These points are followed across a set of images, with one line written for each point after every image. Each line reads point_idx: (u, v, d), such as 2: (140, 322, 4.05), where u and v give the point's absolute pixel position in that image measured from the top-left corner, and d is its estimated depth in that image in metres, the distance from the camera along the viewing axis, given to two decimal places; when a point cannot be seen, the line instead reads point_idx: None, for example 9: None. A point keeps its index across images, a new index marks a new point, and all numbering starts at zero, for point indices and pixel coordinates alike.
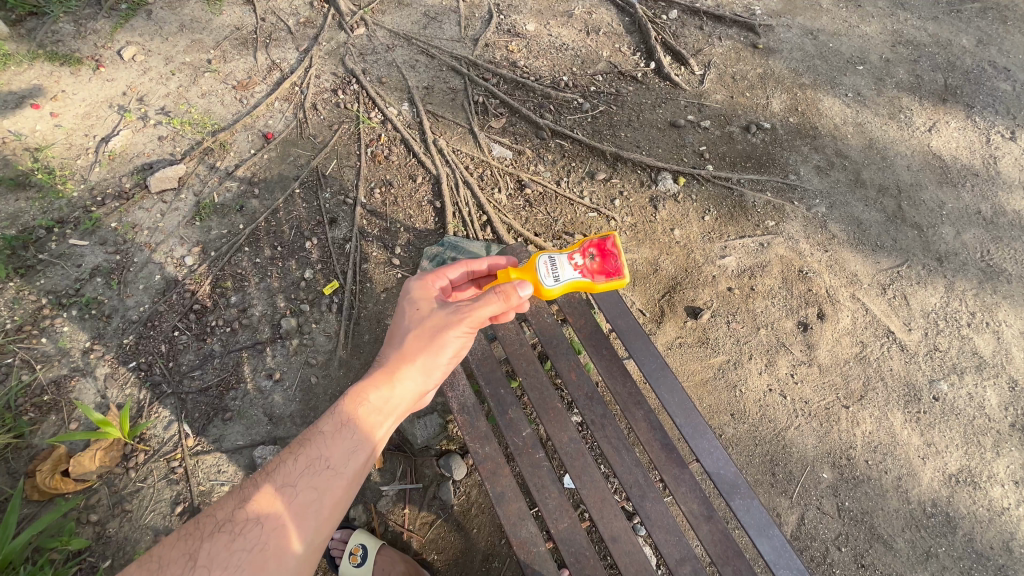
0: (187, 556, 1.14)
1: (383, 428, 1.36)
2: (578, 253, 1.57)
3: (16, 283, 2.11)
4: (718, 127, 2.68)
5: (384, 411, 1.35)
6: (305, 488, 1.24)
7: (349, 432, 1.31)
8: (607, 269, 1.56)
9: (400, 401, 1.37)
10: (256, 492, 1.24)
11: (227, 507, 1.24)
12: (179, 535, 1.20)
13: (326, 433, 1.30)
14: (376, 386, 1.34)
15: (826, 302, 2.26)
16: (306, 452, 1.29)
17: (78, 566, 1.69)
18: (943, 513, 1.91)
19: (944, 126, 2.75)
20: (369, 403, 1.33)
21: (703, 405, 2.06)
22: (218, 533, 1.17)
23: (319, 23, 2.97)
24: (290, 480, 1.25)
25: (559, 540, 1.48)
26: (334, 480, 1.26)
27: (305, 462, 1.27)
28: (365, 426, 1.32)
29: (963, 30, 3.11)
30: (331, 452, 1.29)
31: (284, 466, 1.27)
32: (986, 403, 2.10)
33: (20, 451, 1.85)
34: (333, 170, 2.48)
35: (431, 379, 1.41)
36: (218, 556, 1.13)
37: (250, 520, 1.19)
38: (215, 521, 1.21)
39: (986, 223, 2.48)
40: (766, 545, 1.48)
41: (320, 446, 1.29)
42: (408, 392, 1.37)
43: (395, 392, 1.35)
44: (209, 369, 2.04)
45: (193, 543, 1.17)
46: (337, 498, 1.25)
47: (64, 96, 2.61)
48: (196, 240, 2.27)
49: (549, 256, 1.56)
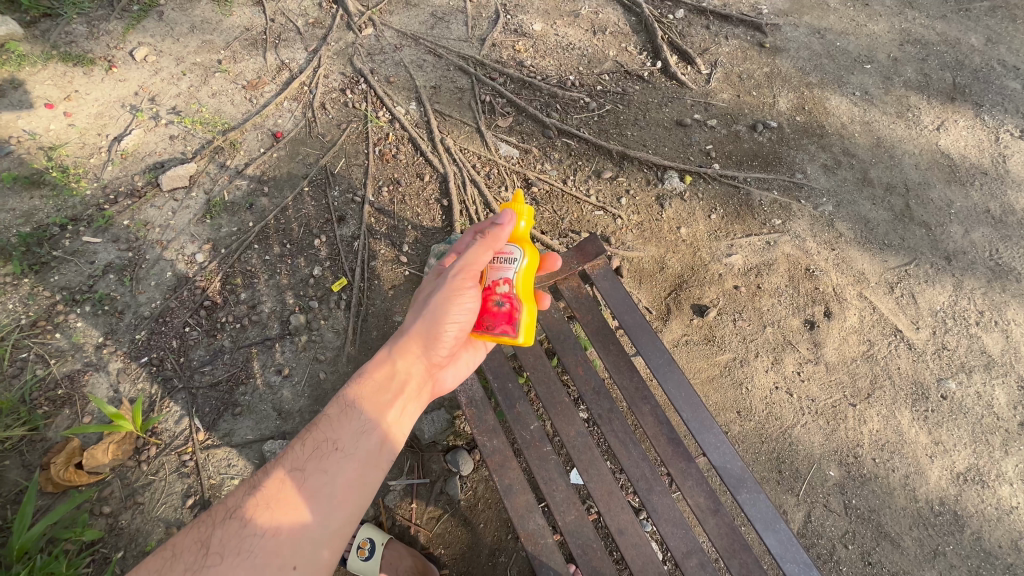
0: (199, 544, 1.17)
1: (394, 407, 1.43)
2: (507, 296, 1.51)
3: (32, 279, 2.15)
4: (724, 126, 2.68)
5: (390, 392, 1.43)
6: (316, 472, 1.29)
7: (355, 414, 1.38)
8: (480, 314, 1.53)
9: (407, 378, 1.47)
10: (265, 479, 1.28)
11: (237, 495, 1.27)
12: (190, 525, 1.23)
13: (332, 417, 1.38)
14: (382, 365, 1.46)
15: (833, 301, 2.26)
16: (314, 437, 1.35)
17: (91, 557, 1.71)
18: (950, 512, 1.90)
19: (953, 124, 2.74)
20: (373, 385, 1.43)
21: (710, 403, 2.07)
22: (228, 520, 1.20)
23: (329, 23, 3.00)
24: (299, 465, 1.30)
25: (566, 533, 1.50)
26: (343, 461, 1.32)
27: (313, 446, 1.33)
28: (373, 405, 1.40)
29: (971, 28, 3.10)
30: (339, 433, 1.35)
31: (292, 453, 1.33)
32: (994, 401, 2.09)
33: (35, 444, 1.87)
34: (342, 168, 2.51)
35: (436, 354, 1.50)
36: (231, 543, 1.16)
37: (260, 506, 1.23)
38: (225, 509, 1.24)
39: (995, 222, 2.47)
40: (772, 539, 1.49)
41: (327, 429, 1.36)
42: (413, 367, 1.48)
43: (399, 369, 1.46)
44: (220, 364, 2.06)
45: (204, 531, 1.19)
46: (350, 480, 1.31)
47: (78, 96, 2.65)
48: (206, 237, 2.30)
49: (516, 264, 1.52)
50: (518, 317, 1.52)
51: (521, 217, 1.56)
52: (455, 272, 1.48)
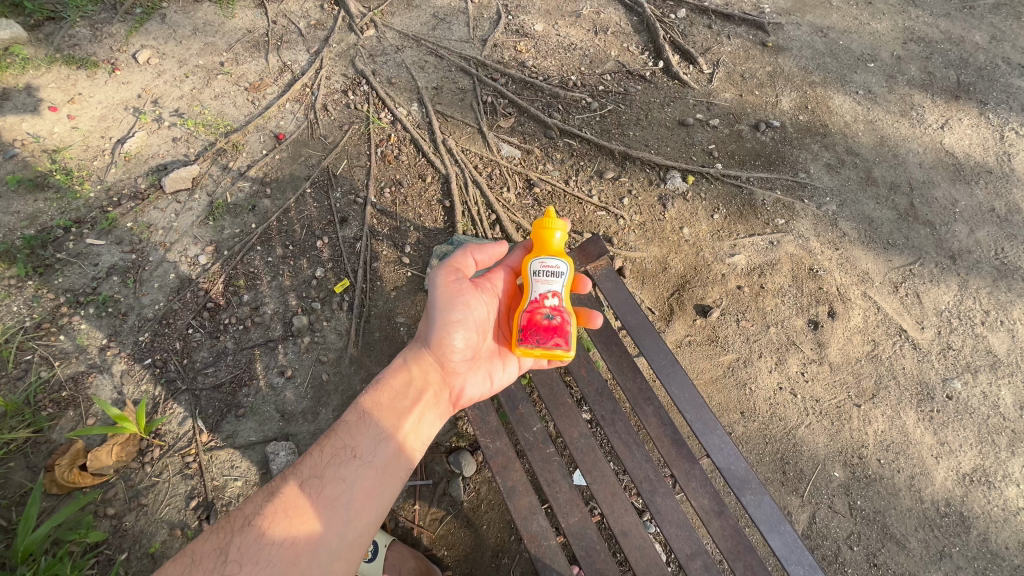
0: (218, 551, 1.18)
1: (411, 415, 1.44)
2: (556, 309, 1.46)
3: (36, 281, 2.16)
4: (727, 125, 2.67)
5: (406, 400, 1.44)
6: (333, 480, 1.29)
7: (372, 422, 1.39)
8: (527, 329, 1.44)
9: (422, 383, 1.48)
10: (282, 487, 1.29)
11: (255, 501, 1.28)
12: (209, 530, 1.24)
13: (350, 424, 1.39)
14: (398, 373, 1.48)
15: (837, 300, 2.25)
16: (332, 443, 1.36)
17: (95, 558, 1.72)
18: (957, 513, 1.89)
19: (957, 123, 2.72)
20: (388, 394, 1.45)
21: (713, 404, 2.06)
22: (246, 527, 1.21)
23: (330, 25, 3.00)
24: (317, 472, 1.31)
25: (569, 535, 1.49)
26: (361, 469, 1.33)
27: (331, 453, 1.34)
28: (390, 412, 1.42)
29: (975, 26, 3.08)
30: (356, 440, 1.36)
31: (310, 459, 1.33)
32: (1000, 402, 2.08)
33: (39, 446, 1.88)
34: (344, 170, 2.51)
35: (449, 357, 1.49)
36: (249, 552, 1.17)
37: (278, 512, 1.24)
38: (244, 515, 1.24)
39: (1000, 221, 2.45)
40: (777, 541, 1.48)
41: (344, 436, 1.37)
42: (426, 372, 1.48)
43: (412, 375, 1.47)
44: (223, 366, 2.06)
45: (223, 538, 1.20)
46: (367, 489, 1.31)
47: (81, 99, 2.66)
48: (209, 239, 2.30)
49: (562, 279, 1.49)
50: (569, 329, 1.45)
51: (558, 229, 1.51)
52: (439, 271, 1.53)
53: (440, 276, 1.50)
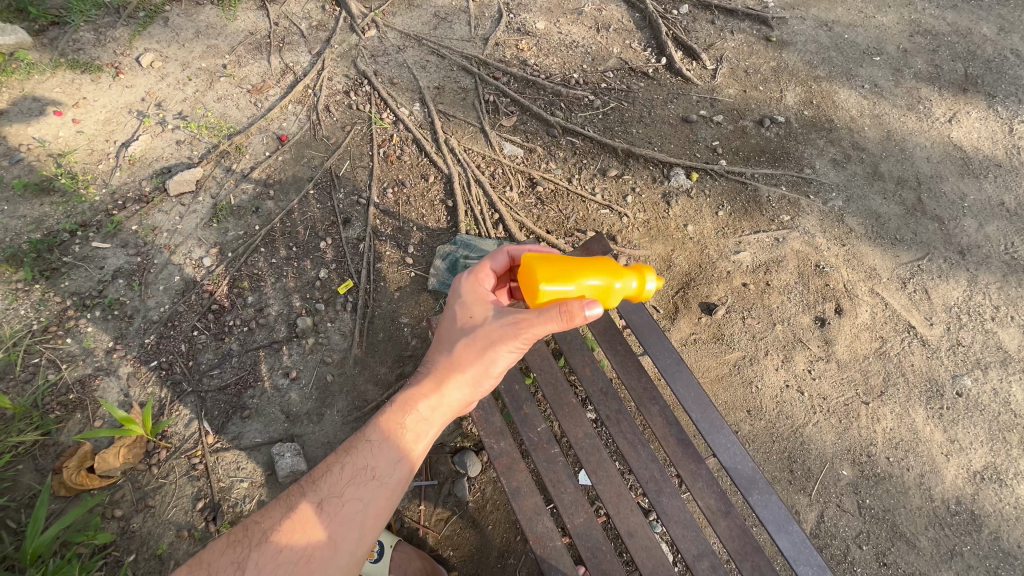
0: (234, 565, 1.18)
1: (430, 433, 1.39)
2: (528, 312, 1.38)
3: (42, 285, 2.17)
4: (731, 121, 2.65)
5: (429, 419, 1.39)
6: (352, 499, 1.28)
7: (393, 443, 1.35)
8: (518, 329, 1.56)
9: (447, 407, 1.40)
10: (300, 504, 1.28)
11: (273, 516, 1.28)
12: (225, 541, 1.24)
13: (373, 443, 1.34)
14: (424, 394, 1.38)
15: (844, 297, 2.23)
16: (352, 461, 1.33)
17: (104, 560, 1.73)
18: (967, 511, 1.87)
19: (965, 116, 2.69)
20: (417, 413, 1.37)
21: (719, 402, 2.04)
22: (266, 544, 1.21)
23: (332, 26, 3.00)
24: (337, 490, 1.29)
25: (575, 535, 1.48)
26: (378, 489, 1.30)
27: (352, 472, 1.31)
28: (412, 433, 1.37)
29: (983, 18, 3.04)
30: (378, 461, 1.32)
31: (331, 476, 1.31)
32: (1012, 398, 2.05)
33: (47, 448, 1.89)
34: (347, 170, 2.51)
35: (478, 389, 1.42)
36: (266, 570, 1.17)
37: (297, 530, 1.23)
38: (261, 530, 1.25)
39: (1010, 215, 2.42)
40: (786, 541, 1.46)
41: (365, 456, 1.33)
42: (454, 400, 1.40)
43: (441, 399, 1.38)
44: (228, 368, 2.07)
45: (239, 552, 1.21)
46: (382, 508, 1.30)
47: (86, 103, 2.68)
48: (214, 241, 2.31)
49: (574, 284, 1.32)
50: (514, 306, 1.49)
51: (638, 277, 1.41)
52: (525, 325, 1.30)
53: (531, 327, 1.29)
